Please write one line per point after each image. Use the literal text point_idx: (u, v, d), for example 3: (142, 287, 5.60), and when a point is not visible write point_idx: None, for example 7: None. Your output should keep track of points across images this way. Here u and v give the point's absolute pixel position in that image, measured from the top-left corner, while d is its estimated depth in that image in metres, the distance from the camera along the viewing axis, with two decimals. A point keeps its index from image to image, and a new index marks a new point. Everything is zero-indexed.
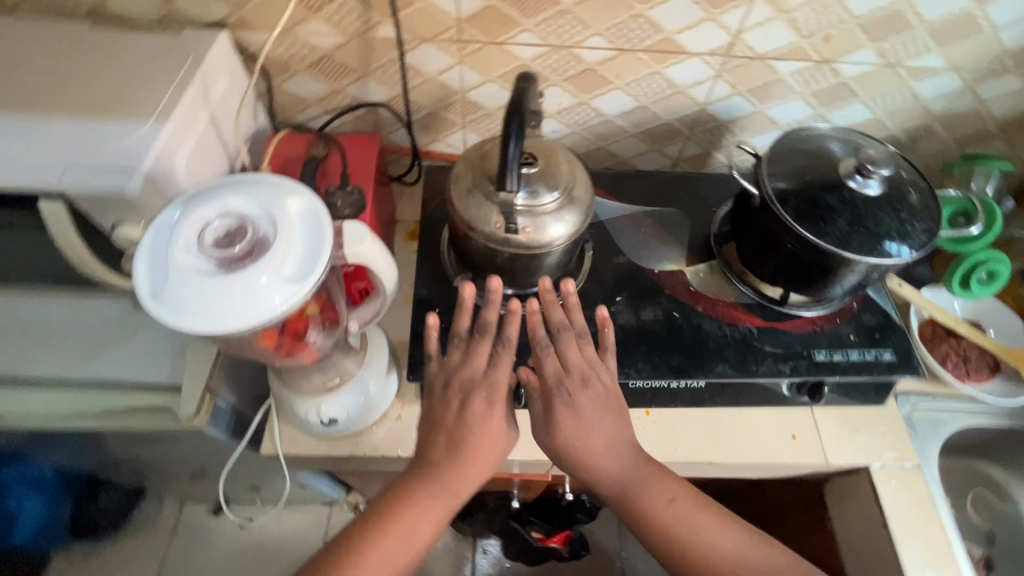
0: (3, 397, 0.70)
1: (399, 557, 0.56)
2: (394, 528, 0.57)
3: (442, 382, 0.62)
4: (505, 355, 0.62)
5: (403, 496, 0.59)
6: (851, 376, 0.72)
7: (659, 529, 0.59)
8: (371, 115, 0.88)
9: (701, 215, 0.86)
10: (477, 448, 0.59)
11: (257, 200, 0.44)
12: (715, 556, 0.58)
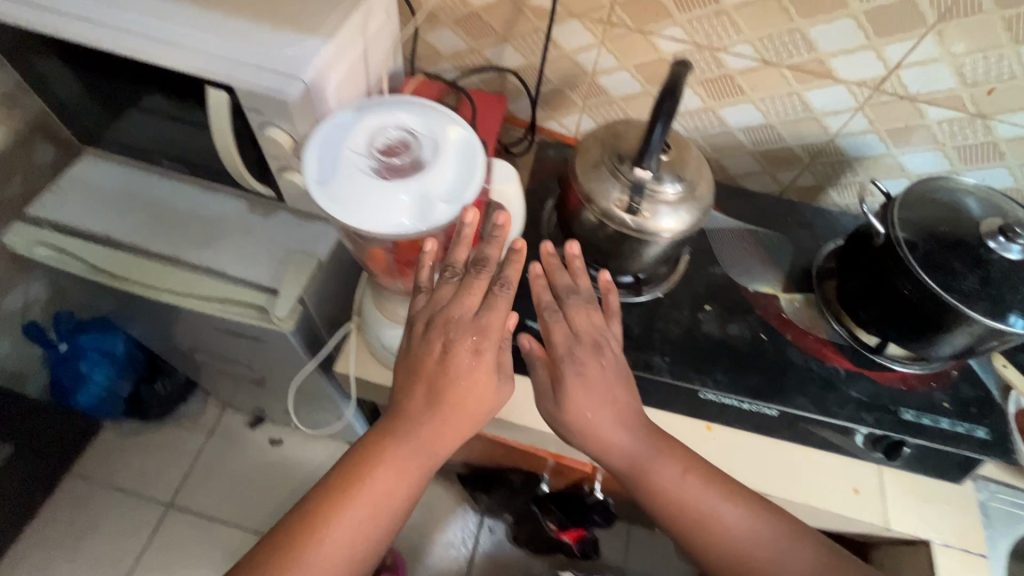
0: (128, 263, 0.77)
1: (368, 515, 0.51)
2: (364, 481, 0.52)
3: (428, 316, 0.55)
4: (501, 298, 0.54)
5: (377, 451, 0.53)
6: (938, 444, 0.68)
7: (672, 513, 0.58)
8: (498, 80, 0.91)
9: (805, 246, 0.83)
10: (457, 400, 0.53)
11: (419, 122, 0.51)
12: (718, 529, 0.57)
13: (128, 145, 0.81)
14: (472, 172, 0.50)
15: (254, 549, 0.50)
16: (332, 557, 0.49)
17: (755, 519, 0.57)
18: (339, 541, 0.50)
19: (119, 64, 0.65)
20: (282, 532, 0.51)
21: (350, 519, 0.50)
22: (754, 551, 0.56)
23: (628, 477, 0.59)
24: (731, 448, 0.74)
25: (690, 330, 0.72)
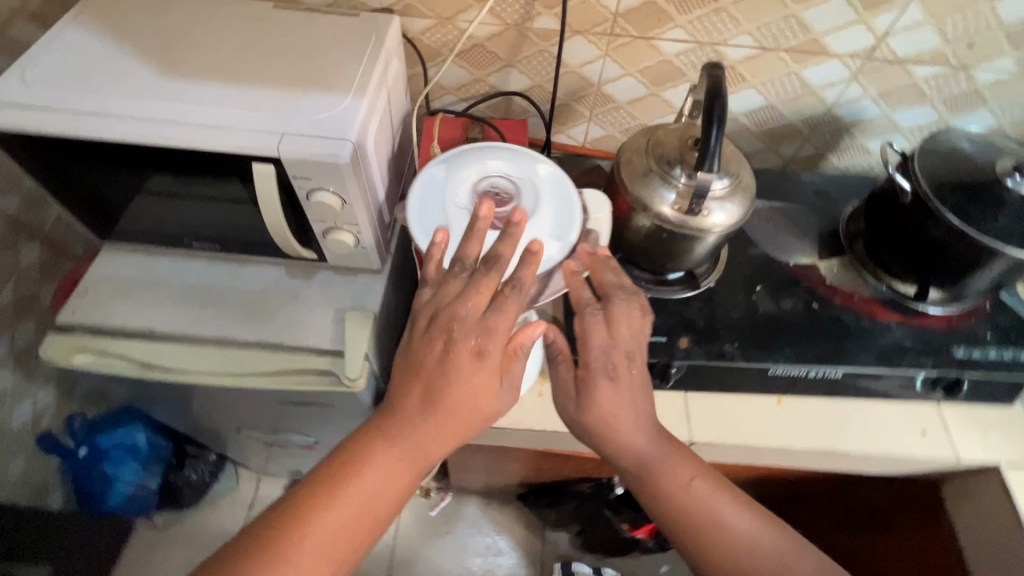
0: (178, 354, 0.75)
1: (348, 517, 0.51)
2: (352, 486, 0.51)
3: (433, 311, 0.56)
4: (511, 299, 0.55)
5: (370, 450, 0.53)
6: (993, 374, 0.73)
7: (673, 520, 0.58)
8: (504, 104, 0.92)
9: (825, 213, 0.89)
10: (454, 400, 0.53)
11: (515, 170, 0.68)
12: (727, 532, 0.57)
13: (152, 234, 0.78)
14: (570, 203, 0.67)
15: (231, 547, 0.49)
16: (313, 557, 0.49)
17: (759, 526, 0.58)
18: (323, 541, 0.49)
19: (152, 155, 0.64)
20: (264, 532, 0.49)
21: (337, 518, 0.50)
22: (760, 555, 0.56)
23: (640, 479, 0.60)
24: (805, 416, 0.77)
25: (749, 313, 0.76)
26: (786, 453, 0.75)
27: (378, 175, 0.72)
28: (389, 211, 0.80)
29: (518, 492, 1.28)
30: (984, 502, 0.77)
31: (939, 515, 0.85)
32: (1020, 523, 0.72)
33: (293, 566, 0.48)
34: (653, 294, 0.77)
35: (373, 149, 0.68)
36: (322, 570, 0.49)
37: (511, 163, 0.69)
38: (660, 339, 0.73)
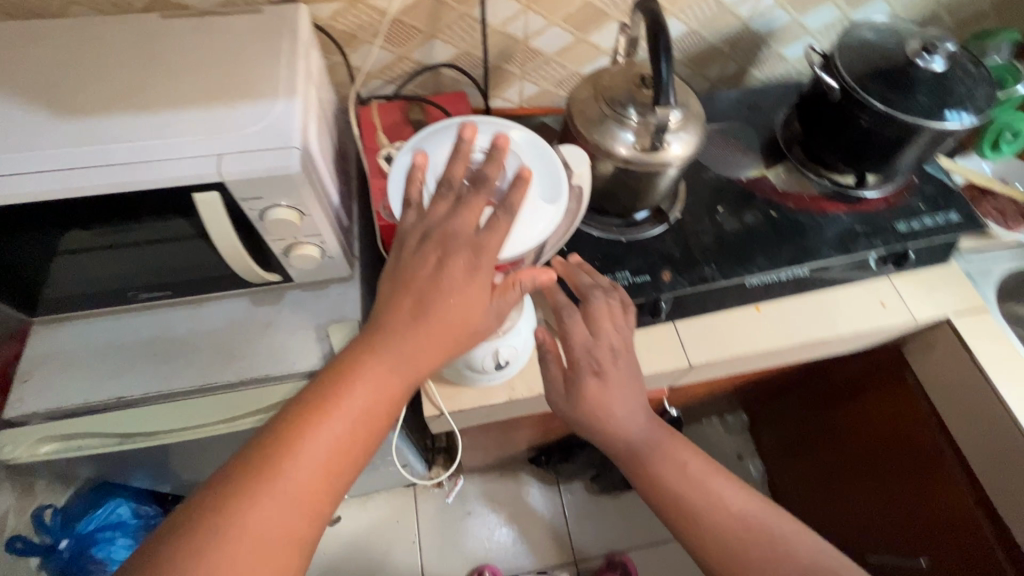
0: (157, 415, 0.69)
1: (341, 445, 0.44)
2: (339, 412, 0.44)
3: (422, 232, 0.50)
4: (504, 219, 0.49)
5: (353, 370, 0.46)
6: (932, 238, 0.81)
7: (665, 508, 0.64)
8: (433, 79, 0.88)
9: (760, 126, 0.93)
10: (444, 308, 0.47)
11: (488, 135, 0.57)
12: (718, 513, 0.62)
13: (88, 297, 0.71)
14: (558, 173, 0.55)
15: (202, 492, 0.42)
16: (301, 488, 0.42)
17: (743, 521, 0.62)
18: (308, 471, 0.43)
19: (73, 210, 0.57)
20: (240, 471, 0.42)
21: (319, 446, 0.43)
22: (750, 535, 0.61)
23: (632, 470, 0.66)
24: (784, 317, 0.81)
25: (718, 234, 0.80)
26: (774, 354, 0.81)
27: (328, 178, 0.68)
28: (344, 213, 0.75)
29: (529, 456, 1.31)
30: (941, 351, 0.87)
31: (905, 371, 0.96)
32: (974, 361, 0.82)
33: (279, 499, 0.42)
34: (627, 236, 0.79)
35: (319, 151, 0.64)
36: (311, 502, 0.43)
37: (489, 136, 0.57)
38: (644, 278, 0.75)
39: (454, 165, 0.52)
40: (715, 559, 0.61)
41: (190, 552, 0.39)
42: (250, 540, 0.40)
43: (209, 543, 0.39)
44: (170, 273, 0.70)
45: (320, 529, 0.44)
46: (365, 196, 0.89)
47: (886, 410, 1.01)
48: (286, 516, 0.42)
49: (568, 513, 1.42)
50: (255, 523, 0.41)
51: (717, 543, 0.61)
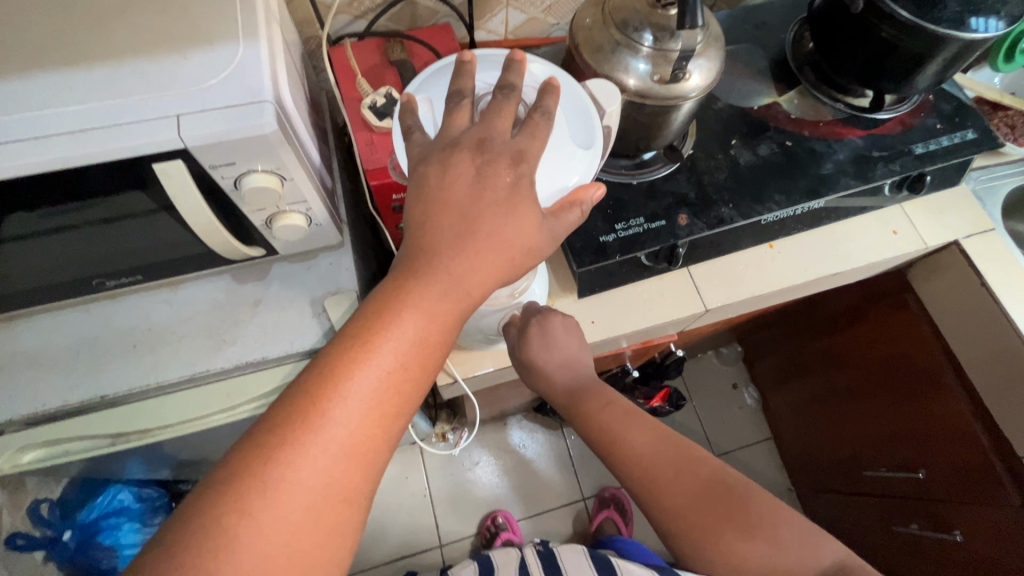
0: (152, 408, 0.65)
1: (382, 396, 0.37)
2: (376, 358, 0.37)
3: (444, 142, 0.40)
4: (542, 124, 0.41)
5: (385, 313, 0.37)
6: (950, 159, 0.78)
7: (593, 437, 0.61)
8: (408, 11, 0.77)
9: (769, 47, 0.86)
10: (488, 236, 0.38)
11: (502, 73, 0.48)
12: (635, 456, 0.58)
13: (48, 290, 0.63)
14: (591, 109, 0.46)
15: (219, 467, 0.35)
16: (340, 463, 0.36)
17: (660, 447, 0.58)
18: (345, 436, 0.36)
19: (12, 193, 0.49)
20: (259, 440, 0.35)
21: (354, 408, 0.36)
22: (663, 477, 0.57)
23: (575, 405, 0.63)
24: (796, 253, 0.79)
25: (733, 169, 0.75)
26: (787, 290, 0.78)
27: (306, 134, 0.60)
28: (325, 173, 0.67)
29: (533, 405, 1.31)
30: (949, 275, 0.85)
31: (909, 298, 0.95)
32: (983, 284, 0.81)
33: (314, 471, 0.35)
34: (639, 179, 0.74)
35: (294, 105, 0.55)
36: (352, 471, 0.36)
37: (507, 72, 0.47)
38: (659, 224, 0.71)
39: (462, 76, 0.43)
40: (635, 484, 0.58)
41: (215, 538, 0.33)
42: (287, 516, 0.34)
43: (236, 525, 0.33)
44: (137, 255, 0.62)
45: (365, 496, 0.37)
46: (345, 153, 0.80)
47: (888, 336, 1.02)
48: (325, 490, 0.35)
49: (572, 455, 1.45)
50: (290, 497, 0.34)
51: (635, 468, 0.58)
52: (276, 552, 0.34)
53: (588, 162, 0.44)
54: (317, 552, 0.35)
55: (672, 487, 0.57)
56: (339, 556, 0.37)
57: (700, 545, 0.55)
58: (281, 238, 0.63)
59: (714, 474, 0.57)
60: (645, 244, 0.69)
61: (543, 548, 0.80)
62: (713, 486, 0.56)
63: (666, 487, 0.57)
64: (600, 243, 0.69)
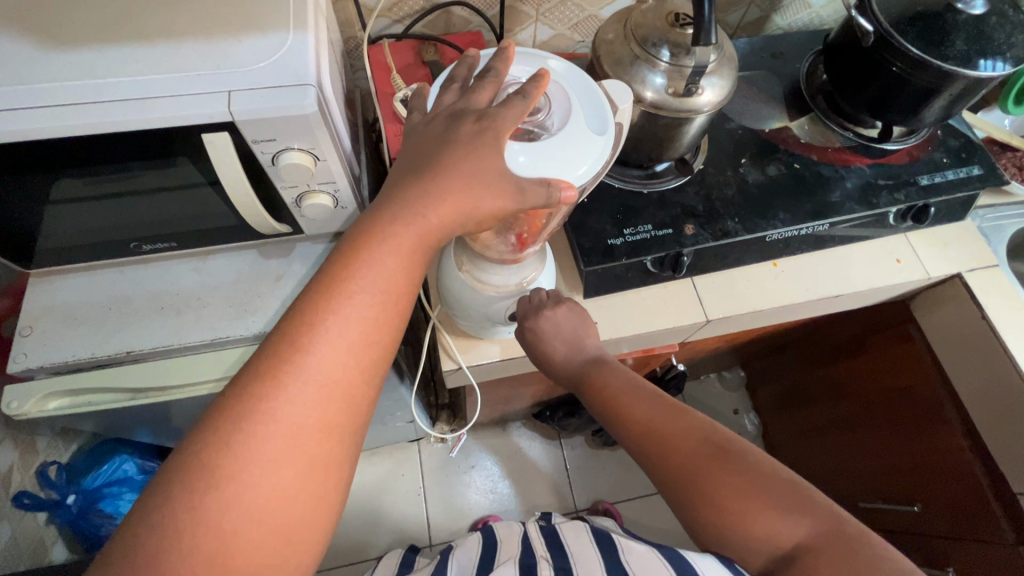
0: (173, 367, 0.69)
1: (348, 337, 0.39)
2: (344, 305, 0.39)
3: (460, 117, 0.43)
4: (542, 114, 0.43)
5: (354, 261, 0.39)
6: (954, 193, 0.80)
7: (599, 406, 0.61)
8: (444, 18, 0.83)
9: (784, 74, 0.90)
10: (456, 190, 0.40)
11: (524, 66, 0.50)
12: (639, 423, 0.57)
13: (87, 249, 0.67)
14: (606, 108, 0.49)
15: (212, 405, 0.38)
16: (311, 402, 0.38)
17: (659, 419, 0.56)
18: (319, 376, 0.38)
19: (72, 153, 0.53)
20: (240, 383, 0.38)
21: (320, 350, 0.38)
22: (669, 444, 0.55)
23: (581, 374, 0.63)
24: (800, 271, 0.81)
25: (742, 187, 0.78)
26: (789, 309, 0.80)
27: (341, 121, 0.64)
28: (355, 161, 0.72)
29: (534, 411, 1.33)
30: (951, 307, 0.87)
31: (911, 329, 0.96)
32: (984, 317, 0.82)
33: (286, 408, 0.37)
34: (649, 188, 0.77)
35: (331, 90, 0.60)
36: (330, 407, 0.39)
37: (519, 69, 0.50)
38: (667, 232, 0.74)
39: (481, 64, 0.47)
40: (637, 451, 0.58)
41: (206, 466, 0.36)
42: (273, 452, 0.37)
43: (220, 455, 0.36)
44: (174, 223, 0.66)
45: (346, 434, 0.40)
46: (372, 146, 0.85)
47: (889, 366, 1.03)
48: (303, 427, 0.38)
49: (568, 465, 1.46)
50: (271, 433, 0.37)
51: (637, 438, 0.57)
52: (263, 483, 0.37)
53: (601, 151, 0.46)
54: (308, 483, 0.38)
55: (676, 458, 0.55)
56: (322, 488, 0.39)
57: (702, 515, 0.54)
58: (308, 218, 0.67)
59: (718, 443, 0.54)
60: (651, 250, 0.72)
61: (546, 527, 0.84)
62: (716, 458, 0.53)
63: (669, 458, 0.55)
64: (608, 245, 0.73)
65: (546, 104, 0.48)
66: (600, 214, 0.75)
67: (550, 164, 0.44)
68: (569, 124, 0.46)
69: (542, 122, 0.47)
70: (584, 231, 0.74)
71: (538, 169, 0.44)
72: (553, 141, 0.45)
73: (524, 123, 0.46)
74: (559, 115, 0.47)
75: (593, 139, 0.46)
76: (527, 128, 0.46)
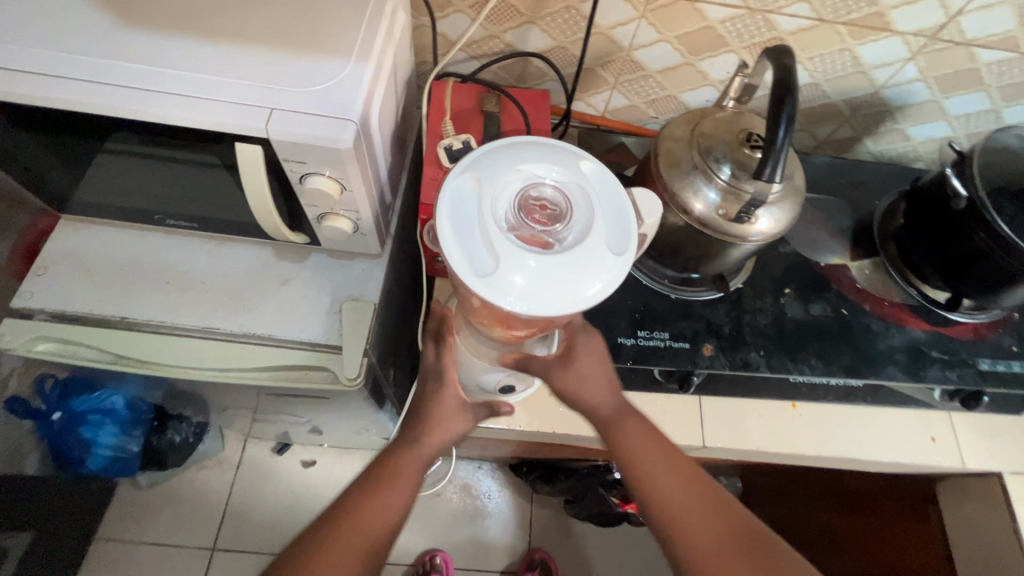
0: (157, 342, 0.68)
1: (396, 474, 0.55)
2: (395, 452, 0.56)
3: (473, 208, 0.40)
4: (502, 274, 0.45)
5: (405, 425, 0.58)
6: (1016, 389, 0.71)
7: (624, 473, 0.54)
8: (519, 66, 0.81)
9: (858, 206, 0.84)
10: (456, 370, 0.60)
11: (551, 157, 0.41)
12: (668, 489, 0.52)
13: (117, 207, 0.69)
14: (633, 222, 0.40)
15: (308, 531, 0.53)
16: (366, 522, 0.52)
17: (694, 493, 0.52)
18: (372, 503, 0.53)
19: (112, 125, 0.54)
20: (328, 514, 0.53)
21: (376, 485, 0.54)
22: (698, 517, 0.51)
23: (605, 431, 0.56)
24: (820, 421, 0.74)
25: (777, 318, 0.73)
26: (796, 458, 0.73)
27: (381, 153, 0.63)
28: (388, 190, 0.70)
29: (512, 462, 1.28)
30: (981, 505, 0.77)
31: (931, 511, 0.86)
32: (1016, 531, 0.72)
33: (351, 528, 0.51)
34: (676, 295, 0.72)
35: (378, 123, 0.59)
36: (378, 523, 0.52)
37: (552, 153, 0.41)
38: (684, 346, 0.69)
39: (507, 152, 0.41)
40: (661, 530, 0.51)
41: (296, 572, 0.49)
42: (357, 504, 0.53)
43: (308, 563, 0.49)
44: (201, 205, 0.67)
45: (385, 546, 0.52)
46: (416, 172, 0.84)
47: (898, 541, 0.92)
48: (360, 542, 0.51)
49: (533, 525, 1.39)
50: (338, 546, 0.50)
51: (667, 516, 0.51)
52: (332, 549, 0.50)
53: (614, 278, 0.39)
54: (362, 553, 0.51)
55: (710, 543, 0.50)
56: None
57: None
58: (325, 236, 0.66)
59: (756, 533, 0.50)
60: (660, 361, 0.68)
61: None
62: (754, 552, 0.49)
63: (701, 542, 0.50)
64: (616, 343, 0.69)
65: (565, 211, 0.39)
66: (618, 308, 0.71)
67: (552, 293, 0.37)
68: (585, 240, 0.38)
69: (555, 233, 0.39)
70: (597, 320, 0.70)
71: (535, 296, 0.37)
72: (549, 266, 0.37)
73: (533, 233, 0.38)
74: (579, 225, 0.39)
75: (601, 271, 0.38)
76: (531, 237, 0.38)
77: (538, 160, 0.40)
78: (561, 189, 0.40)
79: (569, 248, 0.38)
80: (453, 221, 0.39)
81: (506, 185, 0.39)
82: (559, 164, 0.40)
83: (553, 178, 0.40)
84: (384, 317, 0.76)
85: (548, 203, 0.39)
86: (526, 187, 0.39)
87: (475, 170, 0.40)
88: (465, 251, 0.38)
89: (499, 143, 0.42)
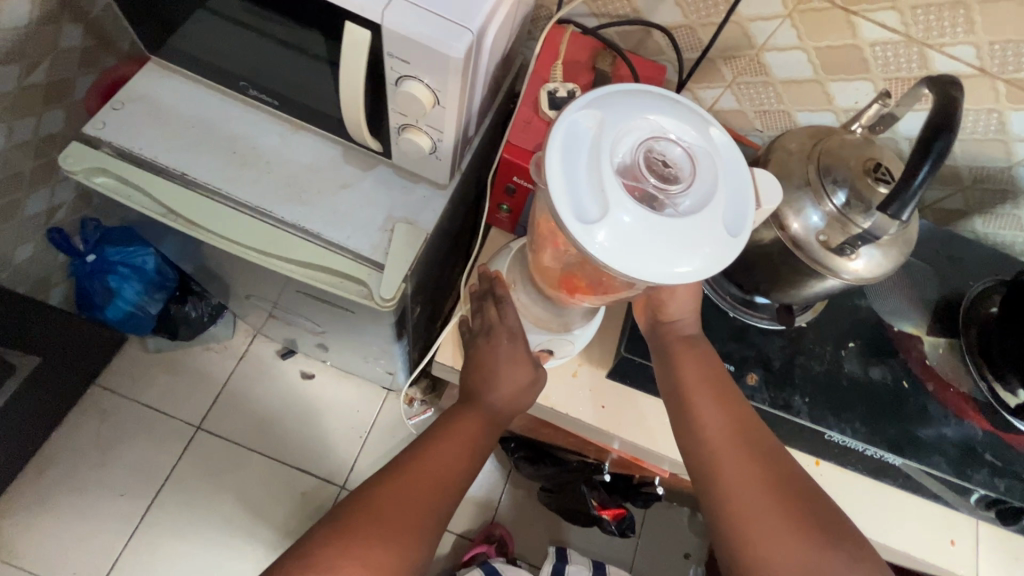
0: (207, 207, 0.67)
1: (458, 429, 0.55)
2: (461, 413, 0.56)
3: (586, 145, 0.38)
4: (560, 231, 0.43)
5: (470, 386, 0.59)
6: None
7: (669, 400, 0.57)
8: (640, 35, 0.76)
9: (949, 281, 0.77)
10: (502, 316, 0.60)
11: (684, 117, 0.38)
12: (710, 411, 0.55)
13: (206, 64, 0.68)
14: (750, 208, 0.37)
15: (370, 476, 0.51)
16: (426, 465, 0.52)
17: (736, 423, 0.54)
18: (436, 452, 0.53)
19: None
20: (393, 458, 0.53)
21: (439, 433, 0.55)
22: (738, 440, 0.52)
23: (663, 362, 0.59)
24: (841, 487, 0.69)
25: (832, 370, 0.68)
26: None
27: (483, 80, 0.60)
28: (474, 123, 0.67)
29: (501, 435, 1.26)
30: None
31: None
32: None
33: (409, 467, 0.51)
34: (734, 313, 0.69)
35: (491, 46, 0.55)
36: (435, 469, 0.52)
37: (684, 114, 0.38)
38: (726, 367, 0.66)
39: (638, 99, 0.38)
40: (694, 455, 0.53)
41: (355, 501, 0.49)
42: (419, 447, 0.53)
43: (366, 494, 0.49)
44: (287, 84, 0.65)
45: (443, 494, 0.51)
46: (502, 116, 0.81)
47: None
48: (418, 483, 0.50)
49: (502, 501, 1.37)
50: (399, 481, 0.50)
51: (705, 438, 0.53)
52: (393, 495, 0.49)
53: (719, 258, 0.35)
54: (425, 498, 0.50)
55: (740, 474, 0.50)
56: (413, 531, 0.48)
57: (753, 542, 0.47)
58: (401, 149, 0.63)
59: (793, 477, 0.51)
60: None
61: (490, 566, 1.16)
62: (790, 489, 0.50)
63: (731, 473, 0.51)
64: None
65: (686, 176, 0.36)
66: None
67: (652, 252, 0.34)
68: (700, 210, 0.35)
69: (670, 194, 0.36)
70: None
71: (632, 250, 0.34)
72: (654, 225, 0.34)
73: (647, 185, 0.36)
74: (696, 196, 0.36)
75: (707, 247, 0.35)
76: (643, 191, 0.35)
77: (669, 117, 0.37)
78: (686, 151, 0.37)
79: (679, 214, 0.35)
80: (564, 151, 0.36)
81: (630, 132, 0.37)
82: (690, 126, 0.38)
83: (682, 139, 0.37)
84: (431, 250, 0.74)
85: (670, 163, 0.37)
86: (650, 138, 0.37)
87: (600, 108, 0.37)
88: (568, 188, 0.35)
89: (631, 89, 0.39)
